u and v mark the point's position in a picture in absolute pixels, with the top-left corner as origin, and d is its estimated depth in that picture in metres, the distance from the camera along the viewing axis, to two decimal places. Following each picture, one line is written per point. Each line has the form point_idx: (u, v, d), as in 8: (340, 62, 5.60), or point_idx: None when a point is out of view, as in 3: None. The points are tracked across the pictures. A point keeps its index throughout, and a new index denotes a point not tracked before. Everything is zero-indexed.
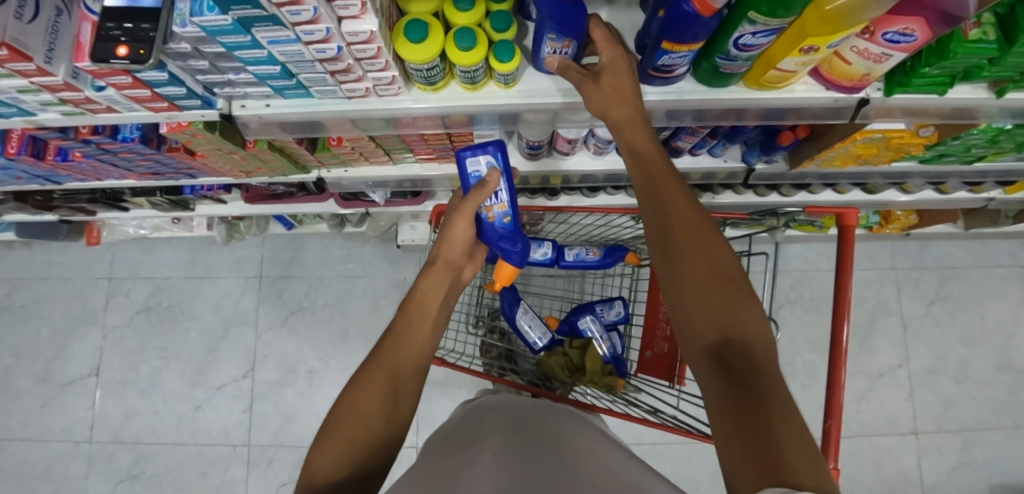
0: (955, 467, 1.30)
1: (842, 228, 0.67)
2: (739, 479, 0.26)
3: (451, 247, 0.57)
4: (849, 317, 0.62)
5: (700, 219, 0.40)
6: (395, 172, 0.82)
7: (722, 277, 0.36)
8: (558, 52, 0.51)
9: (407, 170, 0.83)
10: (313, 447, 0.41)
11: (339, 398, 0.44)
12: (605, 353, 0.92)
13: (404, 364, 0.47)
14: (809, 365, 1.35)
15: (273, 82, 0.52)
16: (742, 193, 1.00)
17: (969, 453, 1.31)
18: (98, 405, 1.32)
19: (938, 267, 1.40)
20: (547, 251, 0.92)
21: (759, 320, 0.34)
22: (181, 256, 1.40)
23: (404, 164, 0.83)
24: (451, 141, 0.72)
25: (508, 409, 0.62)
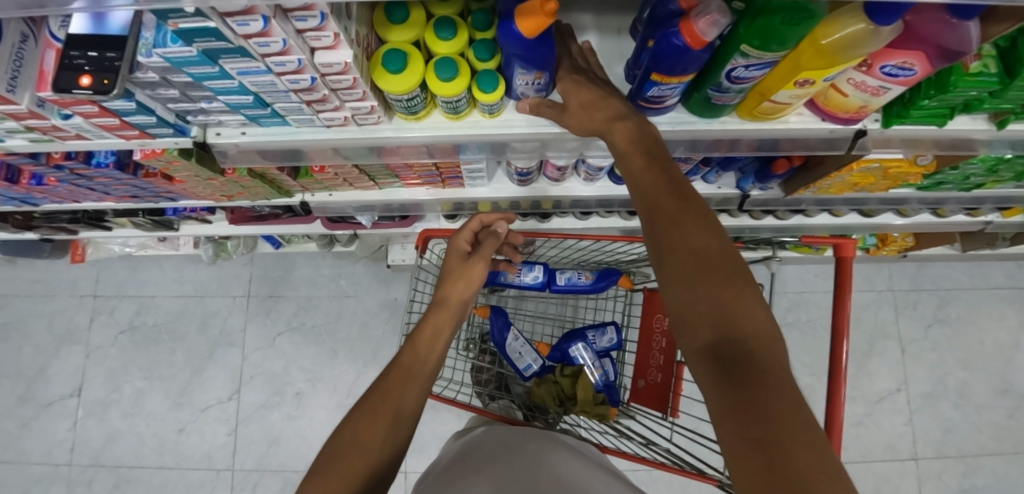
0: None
1: (840, 262, 0.65)
2: (740, 472, 0.25)
3: (459, 285, 0.65)
4: (847, 353, 0.60)
5: (691, 214, 0.38)
6: (381, 197, 0.80)
7: (713, 266, 0.34)
8: (531, 84, 0.49)
9: (393, 194, 0.81)
10: (309, 477, 0.42)
11: (343, 424, 0.47)
12: (597, 381, 0.89)
13: (406, 407, 0.49)
14: (808, 389, 1.32)
15: (246, 111, 0.50)
16: (736, 216, 0.99)
17: (970, 480, 1.27)
18: (78, 428, 1.27)
19: (936, 289, 1.38)
20: (538, 275, 0.92)
21: (758, 316, 0.32)
22: (167, 274, 1.37)
23: (389, 189, 0.81)
24: (437, 168, 0.70)
25: (483, 447, 0.56)
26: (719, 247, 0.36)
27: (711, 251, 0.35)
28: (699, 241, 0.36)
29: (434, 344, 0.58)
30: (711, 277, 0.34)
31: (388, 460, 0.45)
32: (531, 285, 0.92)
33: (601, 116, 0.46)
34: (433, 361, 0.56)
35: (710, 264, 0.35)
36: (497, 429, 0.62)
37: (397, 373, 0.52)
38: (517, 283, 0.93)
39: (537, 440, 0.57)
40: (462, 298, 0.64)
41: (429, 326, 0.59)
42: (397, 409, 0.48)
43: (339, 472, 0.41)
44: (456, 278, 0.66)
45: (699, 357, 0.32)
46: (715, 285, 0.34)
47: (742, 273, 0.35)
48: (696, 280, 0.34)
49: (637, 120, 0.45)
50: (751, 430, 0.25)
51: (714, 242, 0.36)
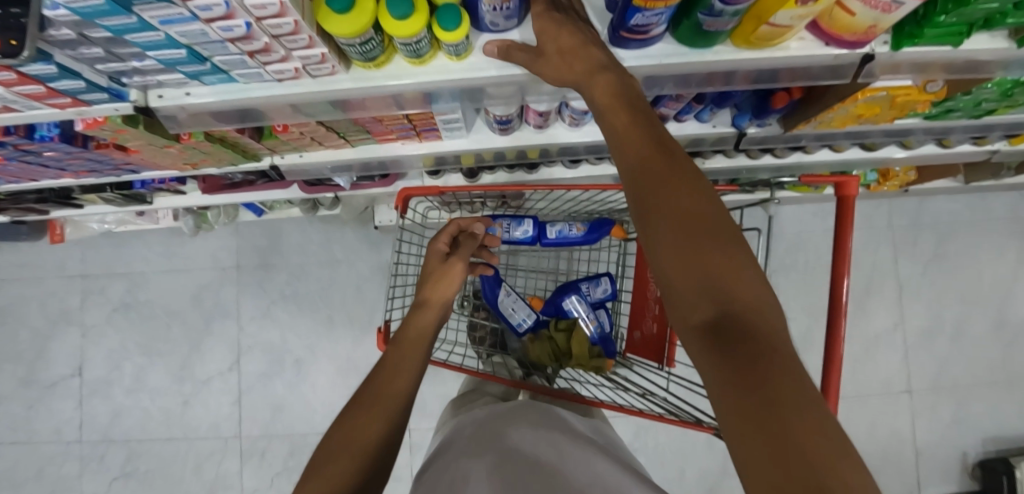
0: (948, 424, 1.32)
1: (841, 203, 0.62)
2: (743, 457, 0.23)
3: (442, 286, 0.67)
4: (847, 293, 0.59)
5: (679, 174, 0.34)
6: (355, 156, 0.76)
7: (704, 232, 0.32)
8: (498, 9, 0.43)
9: (368, 151, 0.76)
10: (304, 480, 0.42)
11: (339, 423, 0.49)
12: (592, 334, 0.89)
13: (395, 400, 0.51)
14: (803, 330, 1.35)
15: (184, 68, 0.44)
16: (732, 156, 0.95)
17: (961, 410, 1.33)
18: (84, 406, 1.29)
19: (936, 224, 1.37)
20: (528, 229, 0.90)
21: (755, 285, 0.30)
22: (153, 250, 1.35)
23: (364, 147, 0.76)
24: (410, 121, 0.65)
25: (471, 426, 0.56)
26: (711, 212, 0.33)
27: (703, 215, 0.32)
28: (690, 205, 0.33)
29: (419, 341, 0.59)
30: (707, 243, 0.31)
31: (384, 453, 0.46)
32: (522, 240, 0.90)
33: (581, 67, 0.41)
34: (419, 355, 0.58)
35: (705, 229, 0.31)
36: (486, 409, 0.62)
37: (388, 367, 0.55)
38: (507, 238, 0.91)
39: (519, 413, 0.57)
40: (445, 298, 0.66)
41: (414, 322, 0.62)
42: (387, 407, 0.50)
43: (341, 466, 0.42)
44: (437, 279, 0.68)
45: (692, 331, 0.30)
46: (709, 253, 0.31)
47: (735, 237, 0.32)
48: (690, 245, 0.31)
49: (618, 71, 0.40)
50: (762, 422, 0.23)
51: (709, 208, 0.33)
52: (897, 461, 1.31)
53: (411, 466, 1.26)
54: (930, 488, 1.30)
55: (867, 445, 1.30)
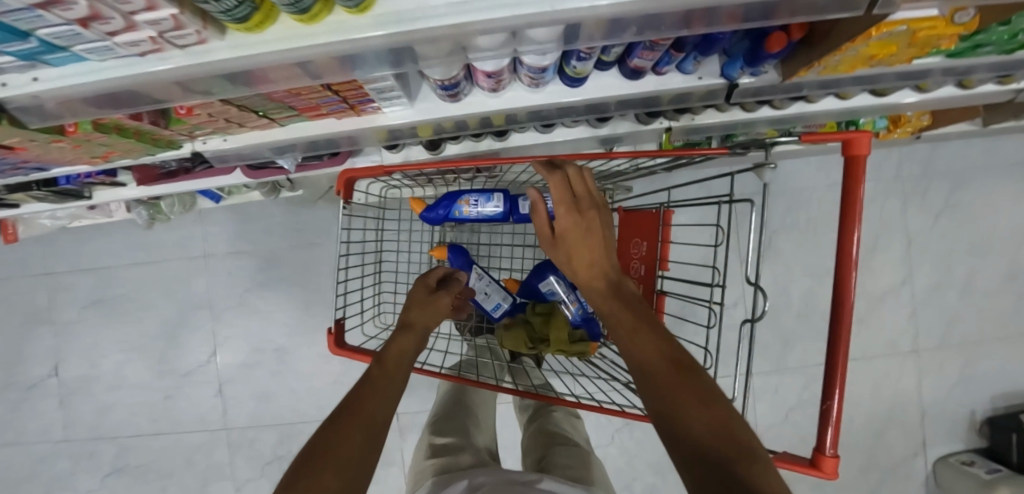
0: (956, 382, 1.28)
1: (853, 165, 0.50)
2: None
3: (421, 311, 0.64)
4: (856, 260, 0.49)
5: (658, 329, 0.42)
6: (287, 137, 0.65)
7: (685, 382, 0.37)
8: None
9: (302, 130, 0.66)
10: None
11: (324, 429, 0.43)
12: (573, 315, 0.81)
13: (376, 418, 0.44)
14: (805, 291, 1.28)
15: (6, 48, 0.35)
16: (726, 110, 0.84)
17: (969, 366, 1.28)
18: (68, 405, 1.28)
19: (949, 172, 1.27)
20: (498, 205, 0.81)
21: (735, 420, 0.34)
22: (116, 242, 1.29)
23: (296, 125, 0.66)
24: (336, 92, 0.55)
25: None
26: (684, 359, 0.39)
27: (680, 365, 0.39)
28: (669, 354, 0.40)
29: (401, 364, 0.54)
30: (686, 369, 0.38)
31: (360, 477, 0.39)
32: (491, 217, 0.81)
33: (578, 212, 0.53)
34: (400, 376, 0.52)
35: (682, 358, 0.39)
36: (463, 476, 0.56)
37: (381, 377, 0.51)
38: (476, 217, 0.82)
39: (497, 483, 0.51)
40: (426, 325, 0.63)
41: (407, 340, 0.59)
42: (367, 424, 0.43)
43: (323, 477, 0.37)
44: (418, 307, 0.65)
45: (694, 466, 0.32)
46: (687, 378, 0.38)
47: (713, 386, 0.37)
48: (677, 369, 0.38)
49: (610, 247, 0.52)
50: None
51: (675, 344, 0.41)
52: (900, 422, 1.28)
53: (403, 449, 1.26)
54: (934, 447, 1.28)
55: (868, 406, 1.28)
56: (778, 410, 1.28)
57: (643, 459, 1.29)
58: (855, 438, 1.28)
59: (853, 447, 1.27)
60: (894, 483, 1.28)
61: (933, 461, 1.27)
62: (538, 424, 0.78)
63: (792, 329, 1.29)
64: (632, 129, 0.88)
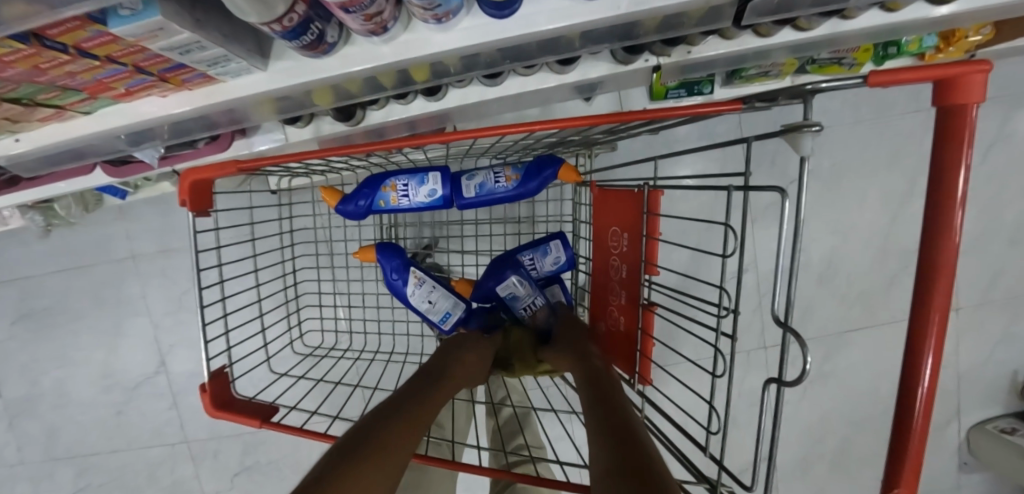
0: (1000, 341, 1.14)
1: (951, 119, 0.32)
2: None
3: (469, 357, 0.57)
4: (950, 296, 0.31)
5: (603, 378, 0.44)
6: (96, 129, 0.45)
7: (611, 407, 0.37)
8: None
9: (113, 117, 0.45)
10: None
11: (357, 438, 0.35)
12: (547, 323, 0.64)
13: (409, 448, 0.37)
14: (828, 251, 1.10)
15: None
16: (732, 37, 0.62)
17: (1015, 323, 1.13)
18: (16, 427, 1.20)
19: (1005, 95, 1.05)
20: (434, 190, 0.61)
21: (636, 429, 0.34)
22: (31, 249, 1.13)
23: (105, 110, 0.45)
24: (110, 61, 0.34)
25: None
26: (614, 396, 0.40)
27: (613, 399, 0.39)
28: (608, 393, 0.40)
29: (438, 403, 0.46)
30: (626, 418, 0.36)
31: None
32: (426, 205, 0.62)
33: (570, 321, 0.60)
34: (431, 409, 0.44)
35: (614, 395, 0.40)
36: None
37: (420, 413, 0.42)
38: (407, 206, 0.63)
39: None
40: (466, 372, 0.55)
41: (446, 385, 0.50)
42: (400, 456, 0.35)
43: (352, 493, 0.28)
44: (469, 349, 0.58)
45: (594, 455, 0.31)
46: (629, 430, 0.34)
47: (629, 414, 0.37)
48: (610, 412, 0.36)
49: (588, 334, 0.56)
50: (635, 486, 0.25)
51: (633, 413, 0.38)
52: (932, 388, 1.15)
53: None
54: (970, 413, 1.16)
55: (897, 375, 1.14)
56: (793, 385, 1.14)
57: None
58: (882, 409, 1.15)
59: (880, 419, 1.15)
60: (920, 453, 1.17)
61: (967, 428, 1.16)
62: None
63: (812, 295, 1.12)
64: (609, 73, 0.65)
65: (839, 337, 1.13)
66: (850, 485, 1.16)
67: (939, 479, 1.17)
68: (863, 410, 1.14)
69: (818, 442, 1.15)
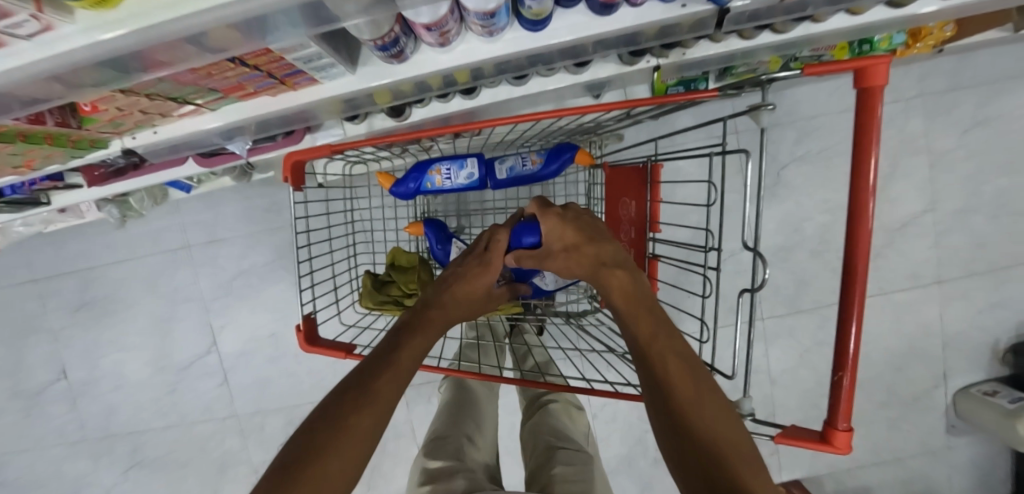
0: (983, 309, 1.23)
1: (866, 96, 0.42)
2: None
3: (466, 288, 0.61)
4: (870, 225, 0.42)
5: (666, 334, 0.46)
6: (218, 123, 0.58)
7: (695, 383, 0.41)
8: None
9: (234, 113, 0.58)
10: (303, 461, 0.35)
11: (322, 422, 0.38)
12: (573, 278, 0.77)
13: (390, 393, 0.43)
14: (819, 228, 1.21)
15: None
16: (722, 40, 0.73)
17: (999, 292, 1.23)
18: (78, 407, 1.33)
19: (979, 83, 1.17)
20: (473, 172, 0.73)
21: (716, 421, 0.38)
22: (95, 242, 1.26)
23: (227, 108, 0.57)
24: (254, 66, 0.46)
25: None
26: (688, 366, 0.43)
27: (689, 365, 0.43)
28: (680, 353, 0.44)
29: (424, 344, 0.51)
30: (701, 418, 0.38)
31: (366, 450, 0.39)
32: (466, 186, 0.74)
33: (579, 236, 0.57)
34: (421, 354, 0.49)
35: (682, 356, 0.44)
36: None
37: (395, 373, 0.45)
38: (450, 187, 0.75)
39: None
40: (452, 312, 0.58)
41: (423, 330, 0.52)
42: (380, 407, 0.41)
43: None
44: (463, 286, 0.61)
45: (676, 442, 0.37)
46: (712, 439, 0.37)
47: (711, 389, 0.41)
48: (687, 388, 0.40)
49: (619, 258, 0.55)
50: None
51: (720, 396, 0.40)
52: (923, 355, 1.25)
53: (411, 420, 1.28)
54: (956, 378, 1.25)
55: (886, 343, 1.24)
56: (790, 352, 1.25)
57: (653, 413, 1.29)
58: (873, 373, 1.25)
59: (872, 384, 1.25)
60: (915, 416, 1.26)
61: (954, 392, 1.25)
62: (542, 422, 0.67)
63: (804, 270, 1.23)
64: (617, 72, 0.78)
65: (832, 308, 1.24)
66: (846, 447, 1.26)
67: (933, 441, 1.26)
68: None
69: (815, 406, 1.25)
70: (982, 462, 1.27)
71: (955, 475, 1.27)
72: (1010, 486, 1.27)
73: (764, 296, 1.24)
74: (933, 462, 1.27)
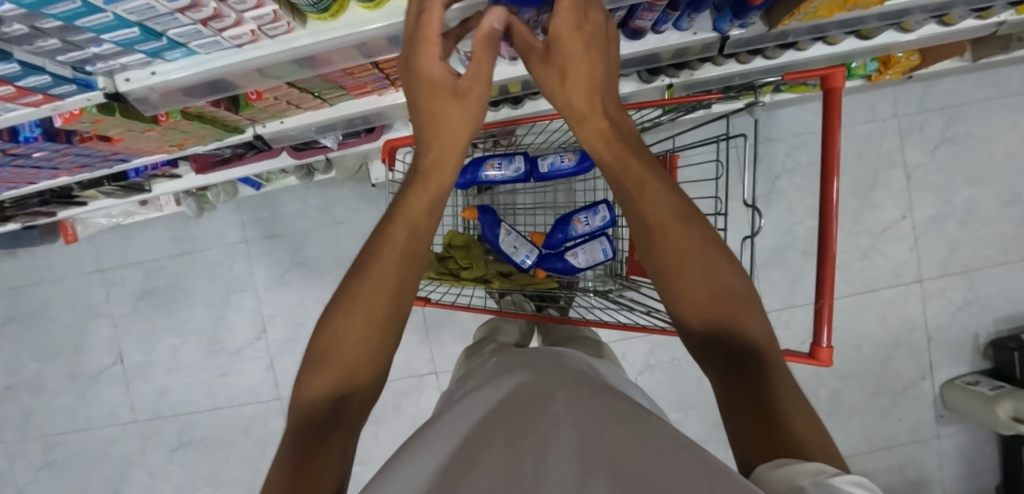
0: (961, 306, 1.37)
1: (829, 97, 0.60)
2: (733, 420, 0.33)
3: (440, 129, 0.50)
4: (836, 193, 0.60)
5: (672, 197, 0.43)
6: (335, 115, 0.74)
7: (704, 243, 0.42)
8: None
9: (346, 108, 0.74)
10: (304, 372, 0.39)
11: (322, 324, 0.41)
12: (603, 255, 0.90)
13: (382, 285, 0.42)
14: (811, 231, 1.36)
15: (142, 47, 0.44)
16: (723, 64, 0.91)
17: (973, 291, 1.37)
18: (131, 389, 1.43)
19: (945, 107, 1.35)
20: (520, 166, 0.89)
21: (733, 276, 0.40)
22: (161, 235, 1.40)
23: (341, 104, 0.74)
24: (380, 69, 0.62)
25: (460, 387, 0.54)
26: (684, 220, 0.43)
27: (693, 228, 0.42)
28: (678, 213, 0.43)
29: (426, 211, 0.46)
30: (697, 278, 0.40)
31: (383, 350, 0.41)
32: (514, 178, 0.90)
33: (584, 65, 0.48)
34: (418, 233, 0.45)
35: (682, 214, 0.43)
36: (516, 373, 0.47)
37: (388, 255, 0.43)
38: (500, 178, 0.91)
39: (549, 395, 0.38)
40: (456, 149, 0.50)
41: (423, 190, 0.47)
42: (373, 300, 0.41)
43: (332, 448, 0.34)
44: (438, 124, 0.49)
45: (702, 319, 0.39)
46: (703, 321, 0.40)
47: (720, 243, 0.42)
48: (710, 267, 0.40)
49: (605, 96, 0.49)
50: (743, 402, 0.33)
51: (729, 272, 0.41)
52: (909, 348, 1.37)
53: None
54: (942, 371, 1.37)
55: (875, 336, 1.36)
56: (789, 343, 1.38)
57: (665, 400, 1.40)
58: (864, 364, 1.37)
59: (863, 374, 1.37)
60: (905, 405, 1.37)
61: (940, 384, 1.36)
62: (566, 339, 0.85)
63: (799, 268, 1.37)
64: (637, 87, 0.95)
65: None
66: (843, 434, 1.37)
67: (924, 430, 1.36)
68: (849, 366, 1.37)
69: (812, 395, 1.37)
70: (969, 450, 1.37)
71: (945, 462, 1.37)
72: (997, 474, 1.36)
73: (763, 291, 1.38)
74: (924, 450, 1.36)
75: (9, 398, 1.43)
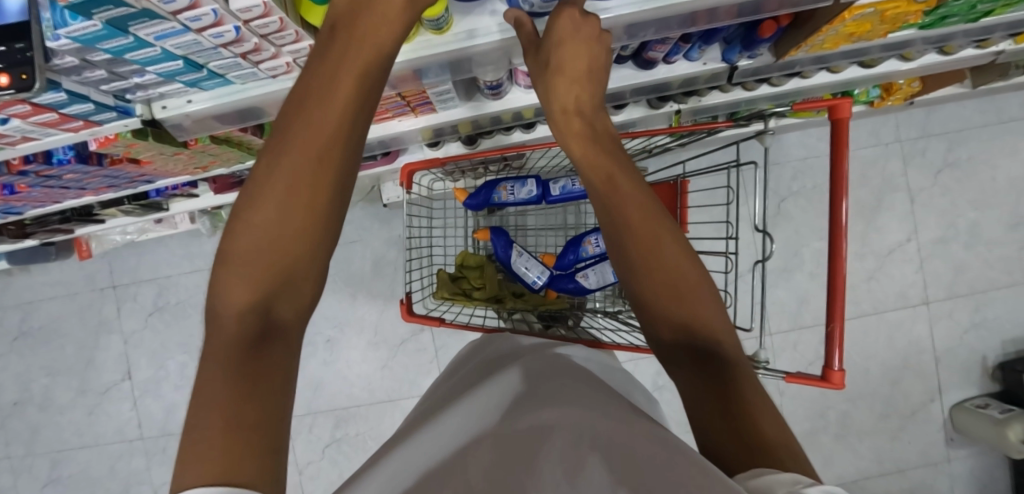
0: (969, 329, 1.36)
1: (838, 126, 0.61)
2: (702, 409, 0.33)
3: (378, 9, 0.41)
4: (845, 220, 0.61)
5: (642, 198, 0.44)
6: None
7: (659, 237, 0.42)
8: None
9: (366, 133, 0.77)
10: (215, 278, 0.32)
11: (232, 224, 0.34)
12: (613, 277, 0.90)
13: (310, 176, 0.35)
14: (817, 253, 1.37)
15: (182, 77, 0.47)
16: (730, 91, 0.93)
17: (981, 313, 1.36)
18: (139, 406, 1.42)
19: (946, 132, 1.37)
20: (533, 189, 0.90)
21: (694, 271, 0.41)
22: (175, 252, 1.41)
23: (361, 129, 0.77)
24: (403, 98, 0.66)
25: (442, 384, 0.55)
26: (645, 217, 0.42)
27: (658, 227, 0.42)
28: (645, 212, 0.43)
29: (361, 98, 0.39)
30: (666, 266, 0.41)
31: (314, 259, 0.35)
32: (527, 200, 0.91)
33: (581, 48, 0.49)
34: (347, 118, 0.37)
35: (643, 214, 0.42)
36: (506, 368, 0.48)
37: (306, 143, 0.35)
38: (513, 200, 0.92)
39: (524, 412, 0.37)
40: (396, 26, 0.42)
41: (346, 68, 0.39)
42: (299, 199, 0.34)
43: (272, 358, 0.29)
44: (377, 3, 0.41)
45: (671, 319, 0.40)
46: (668, 322, 0.40)
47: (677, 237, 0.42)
48: (667, 266, 0.41)
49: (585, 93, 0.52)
50: (716, 400, 0.33)
51: (704, 285, 0.40)
52: (919, 372, 1.35)
53: None
54: (952, 394, 1.35)
55: (883, 358, 1.35)
56: (798, 364, 1.36)
57: (676, 422, 1.38)
58: (874, 387, 1.35)
59: (873, 396, 1.35)
60: (917, 429, 1.34)
61: (950, 407, 1.34)
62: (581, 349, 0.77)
63: (807, 289, 1.37)
64: (645, 113, 0.97)
65: None
66: (854, 457, 1.34)
67: (937, 454, 1.33)
68: (860, 389, 1.35)
69: (822, 417, 1.34)
70: (981, 475, 1.33)
71: (959, 488, 1.33)
72: None
73: (771, 312, 1.37)
74: (937, 475, 1.33)
75: (16, 414, 1.42)
